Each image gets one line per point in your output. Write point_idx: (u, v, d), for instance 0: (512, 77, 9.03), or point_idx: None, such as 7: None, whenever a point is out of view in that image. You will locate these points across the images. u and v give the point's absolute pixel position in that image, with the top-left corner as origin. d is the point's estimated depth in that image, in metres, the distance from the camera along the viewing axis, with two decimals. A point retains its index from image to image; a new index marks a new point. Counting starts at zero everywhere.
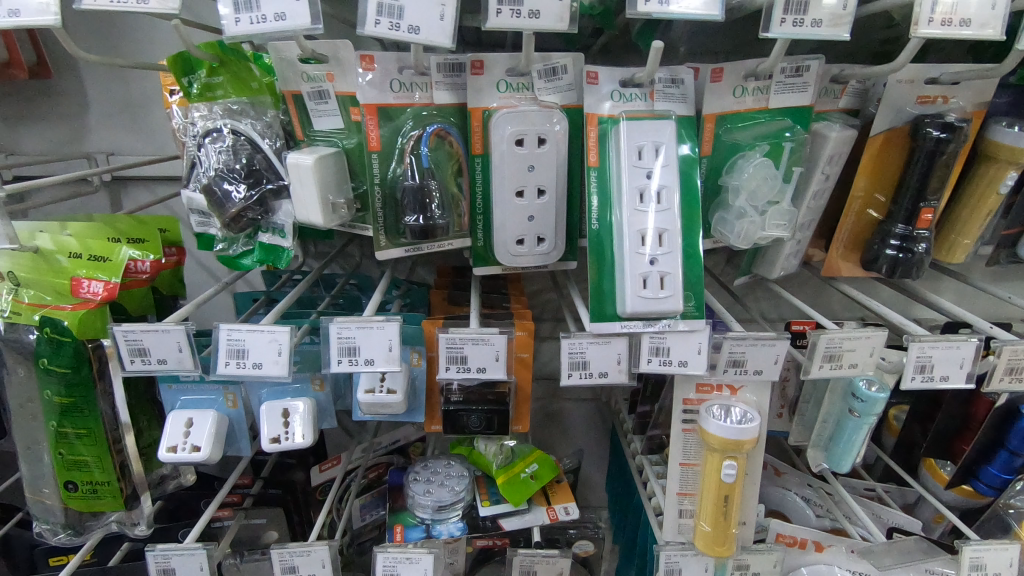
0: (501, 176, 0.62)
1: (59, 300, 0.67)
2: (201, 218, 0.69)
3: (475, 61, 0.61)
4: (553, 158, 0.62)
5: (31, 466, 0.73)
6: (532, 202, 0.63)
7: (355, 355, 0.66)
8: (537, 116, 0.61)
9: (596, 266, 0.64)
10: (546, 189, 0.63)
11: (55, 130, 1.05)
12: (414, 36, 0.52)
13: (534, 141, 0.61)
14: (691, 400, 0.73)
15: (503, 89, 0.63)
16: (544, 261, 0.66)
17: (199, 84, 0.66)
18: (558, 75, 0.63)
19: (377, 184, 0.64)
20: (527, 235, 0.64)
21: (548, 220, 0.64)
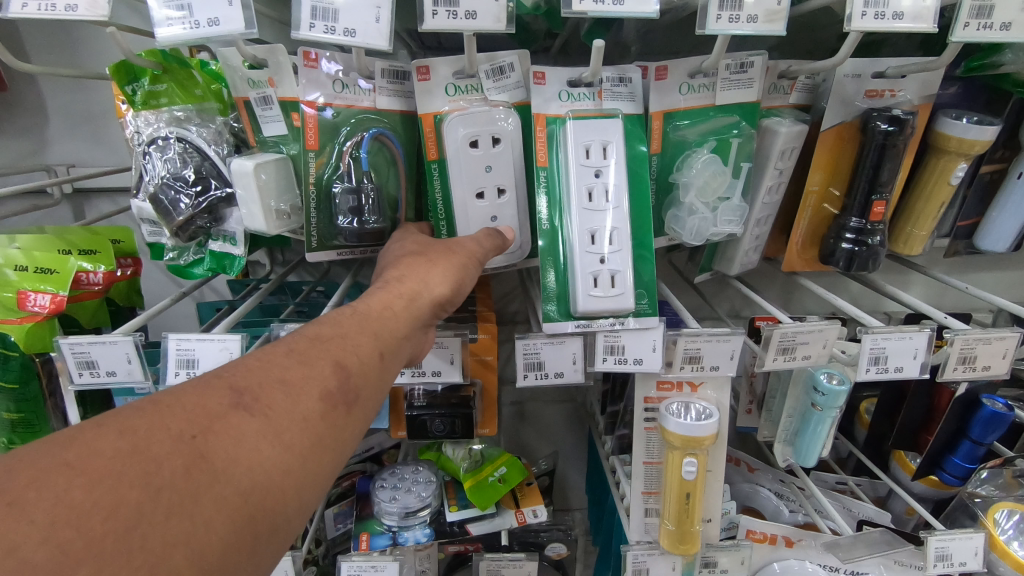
0: (458, 178, 0.61)
1: (6, 313, 0.65)
2: (152, 226, 0.69)
3: (420, 66, 0.62)
4: (512, 157, 0.62)
5: None
6: (493, 202, 0.63)
7: (192, 368, 0.63)
8: (487, 116, 0.60)
9: (548, 265, 0.64)
10: (506, 189, 0.63)
11: (14, 143, 1.04)
12: (351, 39, 0.51)
13: (489, 141, 0.61)
14: (653, 398, 0.73)
15: (452, 92, 0.63)
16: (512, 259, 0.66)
17: (142, 92, 0.65)
18: (506, 73, 0.63)
19: (311, 186, 0.63)
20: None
21: (511, 220, 0.64)
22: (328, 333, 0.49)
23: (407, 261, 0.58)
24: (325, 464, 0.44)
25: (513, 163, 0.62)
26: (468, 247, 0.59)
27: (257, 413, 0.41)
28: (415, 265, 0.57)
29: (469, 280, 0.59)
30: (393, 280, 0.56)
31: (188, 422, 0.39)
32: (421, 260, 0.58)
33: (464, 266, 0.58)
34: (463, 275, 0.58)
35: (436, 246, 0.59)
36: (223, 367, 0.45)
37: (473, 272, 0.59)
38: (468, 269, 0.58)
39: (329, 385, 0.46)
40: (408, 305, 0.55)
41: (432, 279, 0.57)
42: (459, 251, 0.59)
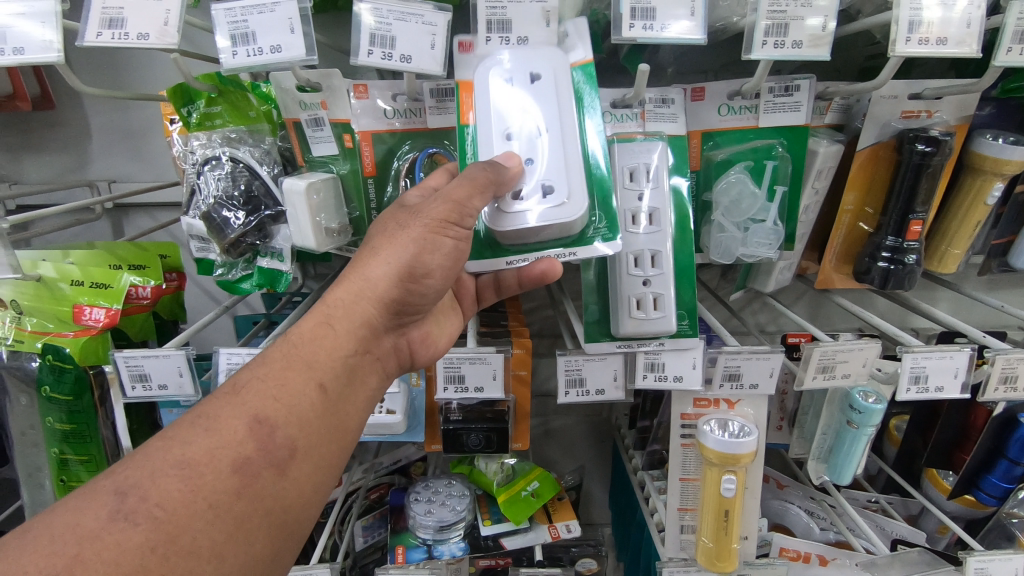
0: (488, 122, 0.55)
1: (62, 326, 0.68)
2: (201, 243, 0.71)
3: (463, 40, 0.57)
4: (554, 96, 0.55)
5: (33, 493, 0.73)
6: (529, 145, 0.55)
7: None
8: (541, 51, 0.54)
9: (595, 213, 0.58)
10: (545, 130, 0.55)
11: (58, 160, 1.07)
12: (406, 64, 0.53)
13: (526, 76, 0.54)
14: (689, 414, 0.73)
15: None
16: (560, 217, 0.53)
17: (198, 114, 0.67)
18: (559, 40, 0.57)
19: (373, 209, 0.67)
20: (529, 187, 0.54)
21: (552, 164, 0.54)
22: (245, 383, 0.49)
23: (350, 271, 0.55)
24: (257, 535, 0.45)
25: (556, 102, 0.55)
26: (408, 231, 0.54)
27: (145, 519, 0.41)
28: (351, 279, 0.55)
29: (429, 260, 0.54)
30: (319, 305, 0.55)
31: (51, 558, 0.38)
32: (366, 252, 0.55)
33: (430, 235, 0.53)
34: (416, 255, 0.53)
35: (384, 228, 0.56)
36: (120, 461, 0.44)
37: (443, 242, 0.54)
38: (425, 243, 0.53)
39: (246, 450, 0.45)
40: (344, 319, 0.54)
41: (372, 275, 0.54)
42: (403, 232, 0.54)
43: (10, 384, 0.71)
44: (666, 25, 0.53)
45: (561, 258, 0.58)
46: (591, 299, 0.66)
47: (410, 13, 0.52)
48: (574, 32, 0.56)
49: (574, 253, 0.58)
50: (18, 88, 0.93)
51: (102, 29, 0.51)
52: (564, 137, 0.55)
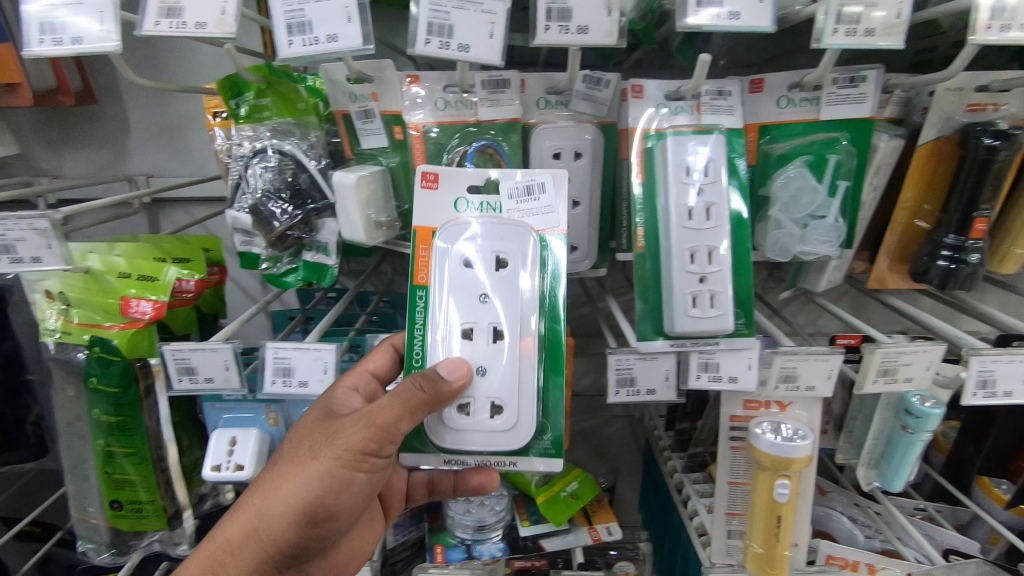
0: (447, 309, 0.58)
1: (107, 318, 0.68)
2: (244, 236, 0.70)
3: (431, 174, 0.59)
4: (513, 288, 0.58)
5: (78, 485, 0.74)
6: (484, 345, 0.57)
7: (289, 377, 0.64)
8: (512, 231, 0.59)
9: (544, 425, 0.59)
10: (501, 330, 0.58)
11: (97, 154, 1.08)
12: (463, 54, 0.52)
13: (491, 263, 0.59)
14: (740, 416, 0.72)
15: (462, 208, 0.61)
16: (505, 441, 0.56)
17: (246, 105, 0.66)
18: (532, 195, 0.60)
19: None
20: (478, 401, 0.56)
21: (501, 369, 0.57)
22: None
23: (260, 495, 0.57)
24: None
25: (516, 297, 0.58)
26: (316, 463, 0.56)
27: None
28: (257, 502, 0.57)
29: (335, 495, 0.57)
30: (217, 531, 0.58)
31: None
32: (273, 474, 0.58)
33: (336, 474, 0.56)
34: (319, 496, 0.56)
35: (297, 446, 0.59)
36: None
37: (353, 478, 0.56)
38: (330, 479, 0.56)
39: None
40: (234, 563, 0.56)
41: (274, 509, 0.56)
42: (311, 463, 0.56)
43: (56, 376, 0.71)
44: (734, 12, 0.51)
45: (501, 467, 0.59)
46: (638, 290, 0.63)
47: (469, 2, 0.51)
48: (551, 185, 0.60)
49: (514, 463, 0.58)
50: (61, 83, 0.94)
51: (160, 19, 0.50)
52: (521, 339, 0.58)
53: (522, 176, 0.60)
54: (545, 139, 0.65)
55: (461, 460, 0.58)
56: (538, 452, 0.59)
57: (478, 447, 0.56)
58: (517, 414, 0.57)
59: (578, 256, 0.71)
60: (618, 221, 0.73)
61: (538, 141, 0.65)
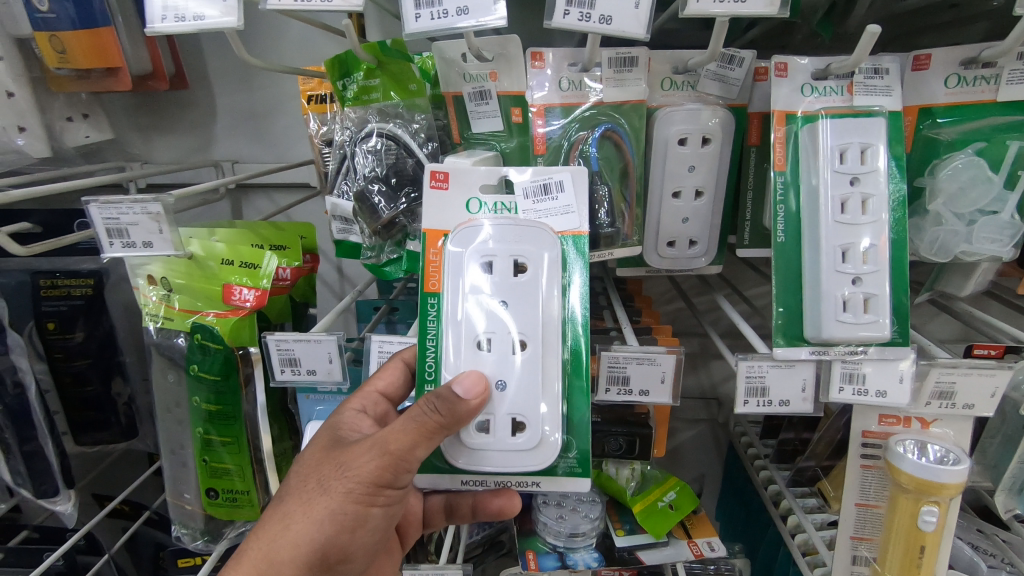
0: (461, 318, 0.53)
1: (209, 305, 0.67)
2: (342, 224, 0.68)
3: (437, 172, 0.55)
4: (534, 296, 0.53)
5: (175, 471, 0.74)
6: (503, 357, 0.52)
7: None
8: (530, 234, 0.54)
9: (567, 442, 0.55)
10: (522, 341, 0.52)
11: (186, 139, 1.08)
12: (605, 27, 0.47)
13: (508, 268, 0.53)
14: (874, 432, 0.65)
15: (475, 209, 0.57)
16: (529, 461, 0.52)
17: (355, 86, 0.64)
18: (550, 193, 0.55)
19: None
20: (499, 418, 0.52)
21: (524, 383, 0.52)
22: None
23: (264, 540, 0.52)
24: None
25: (535, 303, 0.53)
26: (326, 500, 0.52)
27: None
28: (258, 549, 0.52)
29: (348, 533, 0.53)
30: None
31: None
32: (276, 517, 0.53)
33: (353, 508, 0.52)
34: (331, 536, 0.52)
35: (302, 483, 0.54)
36: None
37: (367, 514, 0.52)
38: (343, 517, 0.52)
39: None
40: None
41: (279, 555, 0.51)
42: (319, 500, 0.52)
43: (157, 362, 0.71)
44: None
45: (523, 488, 0.54)
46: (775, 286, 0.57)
47: None
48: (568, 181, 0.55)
49: (536, 484, 0.54)
50: (157, 68, 0.93)
51: None
52: (544, 350, 0.53)
53: (535, 174, 0.56)
54: (672, 123, 0.59)
55: (480, 481, 0.54)
56: (564, 471, 0.55)
57: (497, 468, 0.52)
58: (542, 431, 0.52)
59: (696, 250, 0.65)
60: (740, 213, 0.67)
61: (662, 126, 0.59)
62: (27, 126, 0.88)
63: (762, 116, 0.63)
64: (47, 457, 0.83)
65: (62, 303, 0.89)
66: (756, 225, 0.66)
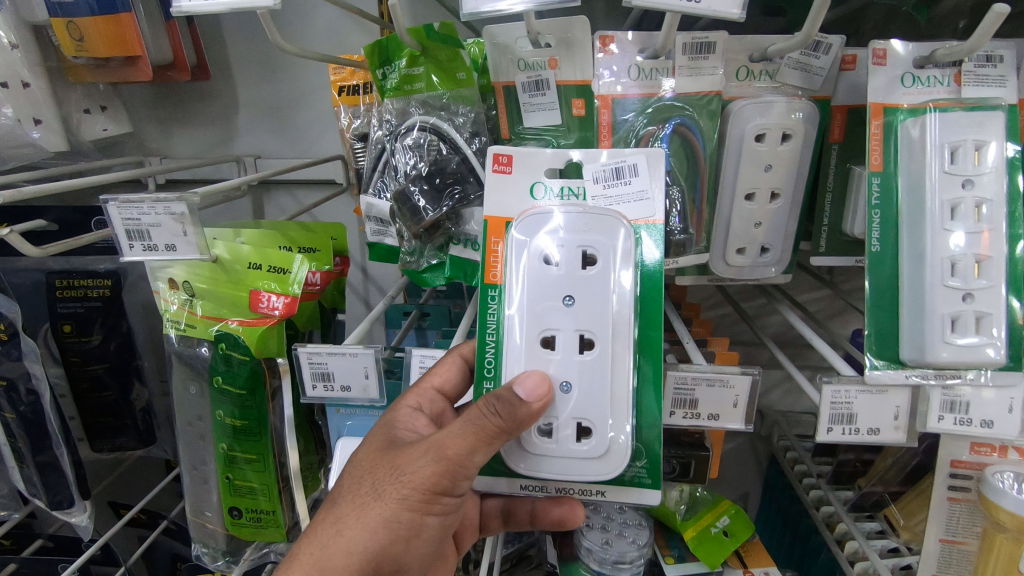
0: (523, 313, 0.48)
1: (234, 312, 0.62)
2: (378, 225, 0.63)
3: (499, 155, 0.51)
4: (604, 289, 0.48)
5: (196, 487, 0.69)
6: (569, 357, 0.48)
7: None
8: (601, 222, 0.49)
9: (636, 450, 0.50)
10: (590, 339, 0.48)
11: (206, 133, 1.04)
12: (693, 4, 0.41)
13: (576, 259, 0.48)
14: (964, 461, 0.58)
15: (539, 194, 0.51)
16: (595, 470, 0.47)
17: (397, 75, 0.58)
18: (622, 178, 0.49)
19: None
20: (563, 423, 0.47)
21: (592, 386, 0.47)
22: None
23: (312, 550, 0.46)
24: None
25: (606, 299, 0.48)
26: (379, 506, 0.46)
27: None
28: (307, 558, 0.46)
29: (402, 545, 0.47)
30: None
31: None
32: (326, 524, 0.48)
33: (407, 517, 0.46)
34: (384, 547, 0.46)
35: (354, 487, 0.48)
36: None
37: (423, 523, 0.47)
38: (397, 526, 0.46)
39: None
40: None
41: (327, 565, 0.45)
42: (372, 507, 0.47)
43: (179, 372, 0.66)
44: None
45: (586, 496, 0.50)
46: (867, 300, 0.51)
47: None
48: (643, 164, 0.49)
49: (602, 494, 0.50)
50: (178, 57, 0.88)
51: None
52: (613, 349, 0.47)
53: (608, 156, 0.50)
54: (748, 117, 0.53)
55: (540, 486, 0.50)
56: (631, 481, 0.49)
57: (559, 477, 0.48)
58: (610, 438, 0.47)
59: (768, 258, 0.59)
60: (816, 217, 0.61)
61: (737, 120, 0.53)
62: (43, 118, 0.83)
63: (845, 111, 0.57)
64: (62, 468, 0.79)
65: (78, 304, 0.85)
66: (833, 230, 0.60)
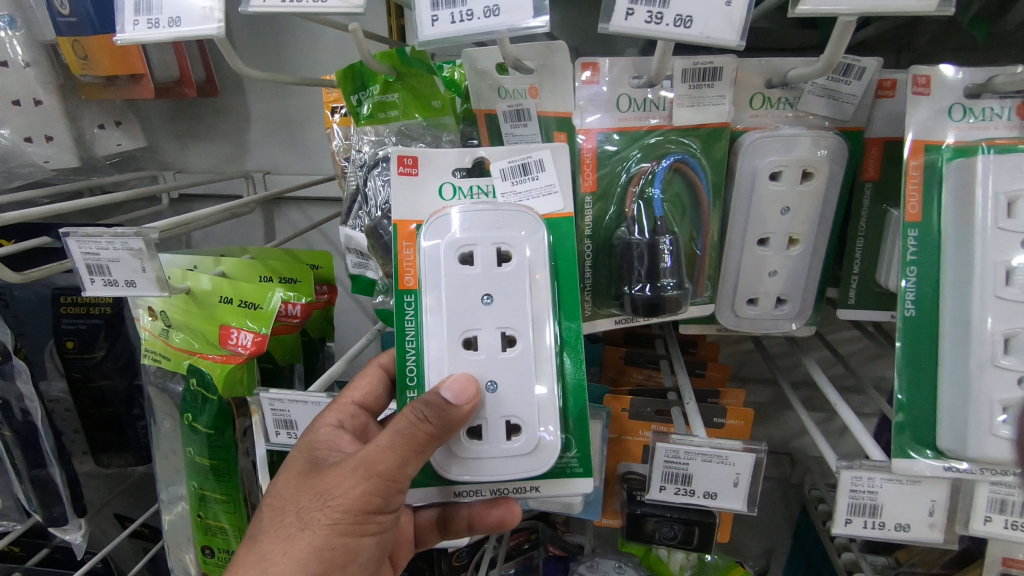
0: (441, 316, 0.45)
1: (207, 348, 0.59)
2: (359, 258, 0.59)
3: (403, 157, 0.47)
4: (524, 286, 0.46)
5: (173, 522, 0.67)
6: (493, 356, 0.45)
7: None
8: (509, 218, 0.46)
9: (568, 441, 0.47)
10: (512, 335, 0.45)
11: (219, 148, 1.03)
12: (684, 31, 0.35)
13: (489, 256, 0.46)
14: (1018, 560, 0.49)
15: (448, 195, 0.49)
16: (527, 468, 0.44)
17: (370, 102, 0.55)
18: (529, 174, 0.47)
19: (589, 235, 0.50)
20: (491, 423, 0.45)
21: (517, 384, 0.45)
22: None
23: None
24: None
25: (526, 293, 0.46)
26: (308, 536, 0.43)
27: None
28: None
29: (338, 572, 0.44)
30: None
31: None
32: (251, 560, 0.43)
33: (340, 542, 0.43)
34: None
35: (279, 519, 0.44)
36: None
37: (358, 544, 0.44)
38: (330, 553, 0.43)
39: None
40: None
41: None
42: (300, 537, 0.43)
43: (156, 403, 0.64)
44: None
45: (522, 495, 0.46)
46: (899, 372, 0.43)
47: None
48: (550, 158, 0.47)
49: (537, 489, 0.46)
50: (184, 73, 0.86)
51: None
52: (536, 344, 0.45)
53: (512, 153, 0.47)
54: (764, 153, 0.46)
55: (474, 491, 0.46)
56: (565, 472, 0.47)
57: (495, 478, 0.45)
58: (542, 434, 0.45)
59: (785, 311, 0.52)
60: (845, 263, 0.52)
61: (749, 156, 0.47)
62: (54, 135, 0.82)
63: (881, 144, 0.49)
64: (57, 486, 0.78)
65: (81, 322, 0.84)
66: (865, 279, 0.52)
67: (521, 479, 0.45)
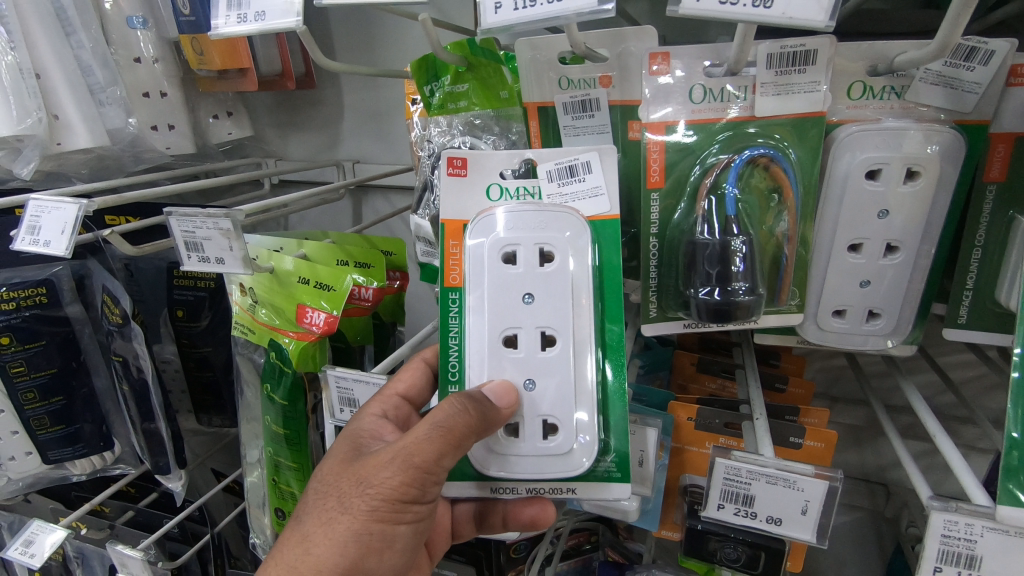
0: (484, 312, 0.44)
1: (285, 325, 0.64)
2: (426, 247, 0.60)
3: (453, 158, 0.47)
4: (566, 288, 0.45)
5: (253, 482, 0.72)
6: (531, 355, 0.44)
7: None
8: (551, 218, 0.45)
9: (604, 444, 0.45)
10: (551, 335, 0.44)
11: (316, 138, 1.09)
12: (764, 11, 0.31)
13: (533, 254, 0.45)
14: None
15: (495, 196, 0.48)
16: (562, 467, 0.43)
17: (441, 93, 0.57)
18: (575, 176, 0.46)
19: (653, 231, 0.47)
20: (528, 421, 0.44)
21: (552, 388, 0.44)
22: None
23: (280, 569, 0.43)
24: None
25: (568, 298, 0.45)
26: (348, 520, 0.43)
27: None
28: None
29: (376, 558, 0.44)
30: None
31: None
32: (293, 541, 0.44)
33: (378, 529, 0.43)
34: (355, 563, 0.43)
35: (321, 502, 0.45)
36: None
37: (394, 532, 0.44)
38: (368, 538, 0.43)
39: None
40: None
41: None
42: (340, 520, 0.44)
43: (244, 373, 0.70)
44: None
45: (556, 496, 0.45)
46: (1014, 405, 0.36)
47: None
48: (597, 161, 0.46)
49: (571, 491, 0.45)
50: (285, 66, 0.92)
51: None
52: (575, 346, 0.44)
53: (560, 155, 0.47)
54: (861, 148, 0.42)
55: (510, 489, 0.45)
56: (601, 476, 0.45)
57: (530, 475, 0.44)
58: (578, 437, 0.44)
59: (878, 326, 0.46)
60: (956, 276, 0.46)
61: (845, 151, 0.42)
62: (175, 124, 0.88)
63: (1012, 141, 0.42)
64: (162, 439, 0.79)
65: (189, 293, 0.92)
66: (980, 296, 0.45)
67: (556, 479, 0.44)
